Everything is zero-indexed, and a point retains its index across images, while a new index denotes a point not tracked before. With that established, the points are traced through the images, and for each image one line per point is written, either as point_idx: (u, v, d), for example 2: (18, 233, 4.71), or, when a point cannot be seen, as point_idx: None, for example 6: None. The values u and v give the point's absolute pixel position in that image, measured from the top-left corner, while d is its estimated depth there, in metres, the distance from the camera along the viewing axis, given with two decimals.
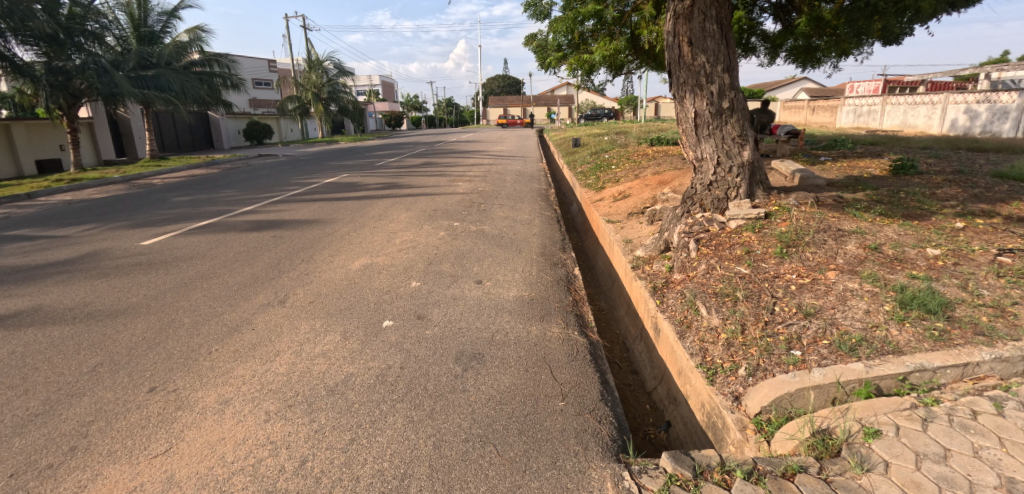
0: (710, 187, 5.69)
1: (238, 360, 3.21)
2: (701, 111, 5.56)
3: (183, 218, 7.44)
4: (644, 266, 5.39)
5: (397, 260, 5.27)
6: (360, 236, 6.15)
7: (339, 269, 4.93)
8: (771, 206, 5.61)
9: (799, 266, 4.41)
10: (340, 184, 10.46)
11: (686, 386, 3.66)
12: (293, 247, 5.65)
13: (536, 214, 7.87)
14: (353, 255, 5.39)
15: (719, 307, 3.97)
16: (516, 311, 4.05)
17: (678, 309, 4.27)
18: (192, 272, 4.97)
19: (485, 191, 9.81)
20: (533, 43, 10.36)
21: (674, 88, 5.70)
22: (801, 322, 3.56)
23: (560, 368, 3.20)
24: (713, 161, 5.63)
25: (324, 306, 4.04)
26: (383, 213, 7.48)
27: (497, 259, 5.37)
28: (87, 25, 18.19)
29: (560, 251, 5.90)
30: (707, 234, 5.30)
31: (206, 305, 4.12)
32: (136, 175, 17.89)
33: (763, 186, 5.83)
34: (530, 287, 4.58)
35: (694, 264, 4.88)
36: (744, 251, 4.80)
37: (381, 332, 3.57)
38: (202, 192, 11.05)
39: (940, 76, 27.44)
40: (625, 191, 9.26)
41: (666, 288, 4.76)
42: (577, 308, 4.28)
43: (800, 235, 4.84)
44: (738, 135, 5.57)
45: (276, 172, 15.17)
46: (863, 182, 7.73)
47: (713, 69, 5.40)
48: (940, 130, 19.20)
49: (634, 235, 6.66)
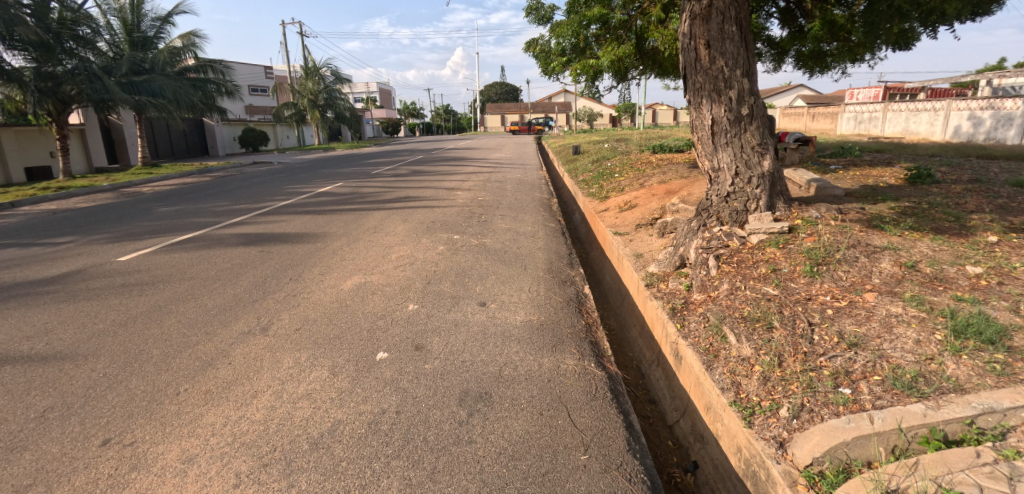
0: (728, 199, 5.31)
1: (209, 403, 2.84)
2: (719, 118, 5.21)
3: (166, 231, 7.04)
4: (659, 285, 5.01)
5: (393, 278, 4.89)
6: (354, 251, 5.77)
7: (330, 289, 4.55)
8: (793, 219, 5.23)
9: (832, 287, 4.04)
10: (334, 194, 10.07)
11: (716, 424, 3.25)
12: (280, 264, 5.27)
13: (539, 225, 7.51)
14: (346, 273, 5.00)
15: (749, 334, 3.59)
16: (524, 338, 3.66)
17: (702, 335, 3.88)
18: (170, 294, 4.58)
19: (485, 201, 9.45)
20: (535, 48, 10.00)
21: (691, 93, 5.34)
22: (845, 354, 3.18)
23: (578, 410, 2.81)
24: (731, 171, 5.27)
25: (311, 334, 3.64)
26: (379, 226, 7.09)
27: (500, 277, 4.98)
28: (78, 29, 17.80)
29: (568, 267, 5.52)
30: (727, 249, 4.92)
31: (179, 334, 3.73)
32: (125, 184, 17.46)
33: (784, 197, 5.47)
34: (539, 309, 4.20)
35: (715, 283, 4.51)
36: (769, 269, 4.42)
37: (373, 367, 3.17)
38: (190, 201, 10.66)
39: (939, 83, 27.38)
40: (631, 201, 8.89)
41: (685, 310, 4.37)
42: (592, 334, 3.90)
43: (830, 252, 4.46)
44: (758, 144, 5.22)
45: (270, 180, 14.79)
46: (881, 192, 7.38)
47: (732, 73, 5.06)
48: (943, 136, 19.03)
49: (645, 248, 6.29)
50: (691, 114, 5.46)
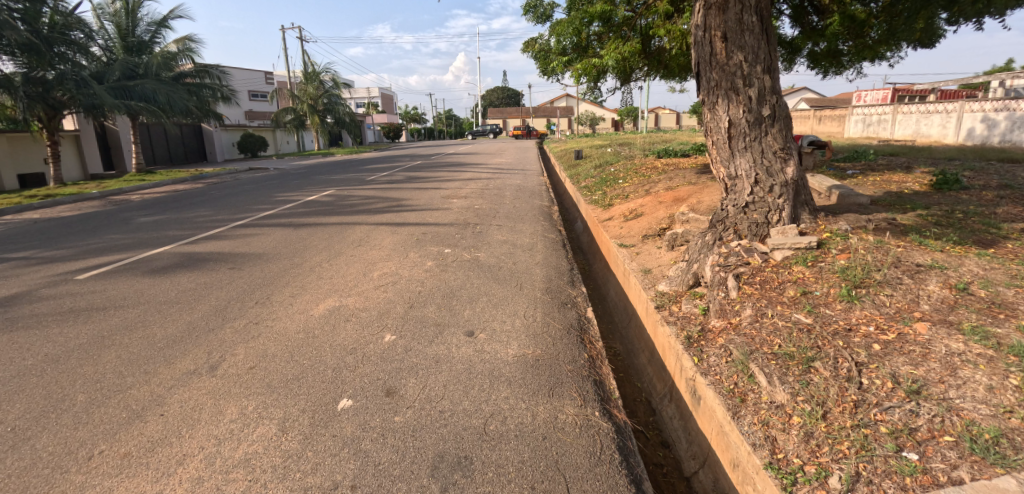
0: (747, 210, 4.76)
1: (123, 473, 2.29)
2: (736, 120, 4.67)
3: (135, 246, 6.52)
4: (671, 307, 4.45)
5: (372, 301, 4.34)
6: (332, 269, 5.24)
7: (299, 316, 4.01)
8: (821, 233, 4.68)
9: (875, 315, 3.49)
10: (322, 203, 9.58)
11: (745, 486, 2.70)
12: (248, 286, 4.75)
13: (538, 237, 6.97)
14: (320, 295, 4.46)
15: (783, 374, 3.04)
16: (516, 379, 3.10)
17: (725, 373, 3.33)
18: (119, 321, 4.05)
19: (481, 209, 8.94)
20: (534, 48, 9.46)
21: (705, 92, 4.80)
22: (907, 405, 2.62)
23: (582, 481, 2.27)
24: (750, 179, 4.73)
25: (264, 376, 3.09)
26: (364, 239, 6.57)
27: (493, 299, 4.43)
28: (70, 33, 17.37)
29: (569, 285, 4.97)
30: (748, 267, 4.35)
31: (114, 374, 3.20)
32: (115, 190, 16.96)
33: (809, 208, 4.92)
34: (535, 341, 3.65)
35: (735, 307, 3.96)
36: (799, 292, 3.87)
37: (333, 419, 2.64)
38: (173, 211, 10.15)
39: (949, 84, 26.82)
40: (637, 209, 8.33)
41: (703, 339, 3.81)
42: (595, 371, 3.36)
43: (868, 271, 3.90)
44: (781, 148, 4.69)
45: (261, 187, 14.32)
46: (908, 199, 6.82)
47: (752, 69, 4.52)
48: (957, 139, 18.42)
49: (653, 263, 5.73)
50: (705, 115, 4.91)
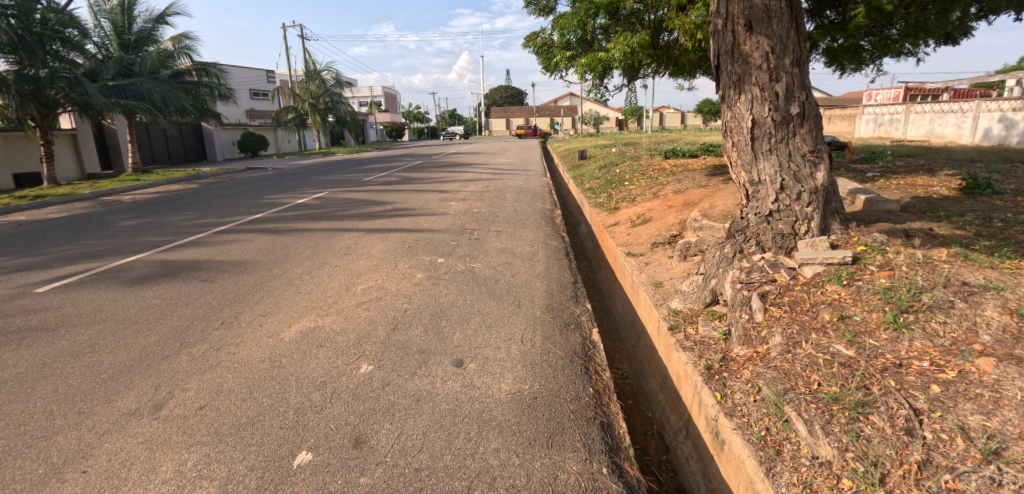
0: (770, 220, 4.29)
1: None
2: (760, 119, 4.19)
3: (106, 256, 6.08)
4: (686, 329, 3.96)
5: (351, 321, 3.87)
6: (312, 281, 4.78)
7: (266, 340, 3.54)
8: (854, 246, 4.20)
9: (927, 347, 3.01)
10: (313, 206, 9.13)
11: None
12: (216, 303, 4.30)
13: (539, 244, 6.52)
14: (294, 314, 4.00)
15: (827, 423, 2.57)
16: (509, 425, 2.62)
17: (755, 415, 2.85)
18: (66, 345, 3.60)
19: (479, 213, 8.48)
20: (535, 42, 8.97)
21: (725, 88, 4.33)
22: (985, 471, 2.14)
23: None
24: (774, 184, 4.26)
25: (212, 421, 2.63)
26: (351, 247, 6.12)
27: (487, 318, 3.97)
28: (64, 31, 16.89)
29: (573, 302, 4.49)
30: (774, 285, 3.87)
31: (41, 416, 2.74)
32: (108, 191, 16.52)
33: (839, 217, 4.43)
34: (533, 372, 3.18)
35: (762, 333, 3.48)
36: (835, 317, 3.39)
37: (284, 483, 2.18)
38: (158, 214, 9.71)
39: (962, 83, 26.16)
40: (644, 213, 7.84)
41: (726, 369, 3.33)
42: (602, 411, 2.89)
43: (914, 293, 3.42)
44: (810, 151, 4.22)
45: (254, 188, 13.89)
46: (939, 205, 6.32)
47: (779, 61, 4.05)
48: (973, 140, 17.84)
49: (664, 275, 5.27)
50: (725, 114, 4.44)
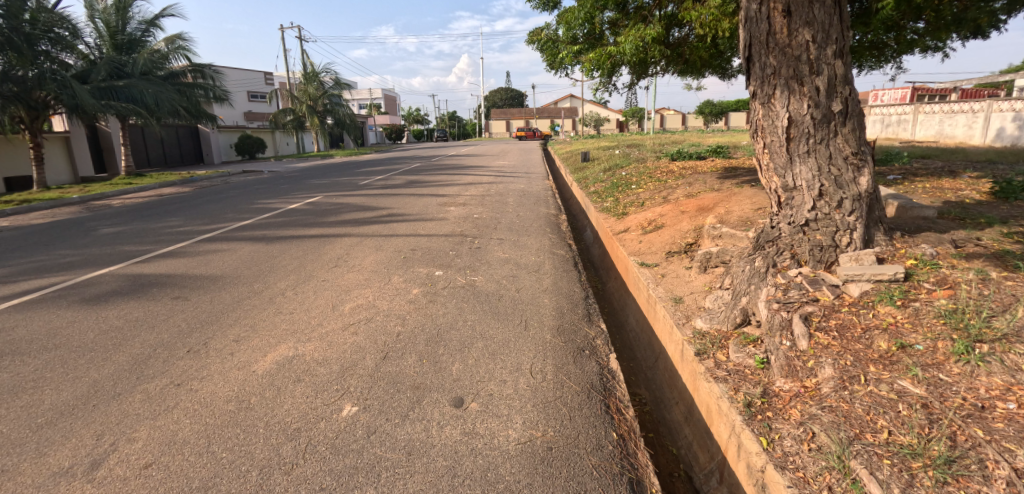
0: (807, 230, 3.84)
1: None
2: (798, 117, 3.74)
3: (75, 270, 5.63)
4: (716, 355, 3.49)
5: (336, 348, 3.39)
6: (296, 299, 4.31)
7: (235, 373, 3.08)
8: (902, 258, 3.74)
9: (1010, 384, 2.51)
10: (305, 211, 8.66)
11: None
12: (185, 326, 3.83)
13: (545, 253, 6.05)
14: (271, 340, 3.52)
15: (908, 486, 2.11)
16: (519, 489, 2.15)
17: (812, 469, 2.38)
18: (5, 380, 3.13)
19: (481, 219, 8.02)
20: (539, 38, 8.50)
21: (757, 83, 3.87)
22: None
23: None
24: (812, 190, 3.81)
25: (157, 485, 2.17)
26: (342, 257, 5.64)
27: (491, 343, 3.51)
28: (55, 31, 16.35)
29: (585, 322, 4.03)
30: (818, 305, 3.41)
31: None
32: (97, 195, 15.99)
33: (883, 226, 3.98)
34: (546, 414, 2.72)
35: (808, 363, 3.02)
36: (894, 346, 2.93)
37: None
38: (144, 220, 9.24)
39: (970, 83, 25.70)
40: (656, 219, 7.36)
41: (769, 408, 2.86)
42: (632, 463, 2.42)
43: (988, 315, 2.94)
44: (853, 153, 3.78)
45: (247, 192, 13.43)
46: (977, 211, 5.84)
47: (821, 52, 3.61)
48: (984, 140, 17.31)
49: (684, 288, 4.80)
50: (756, 112, 3.99)
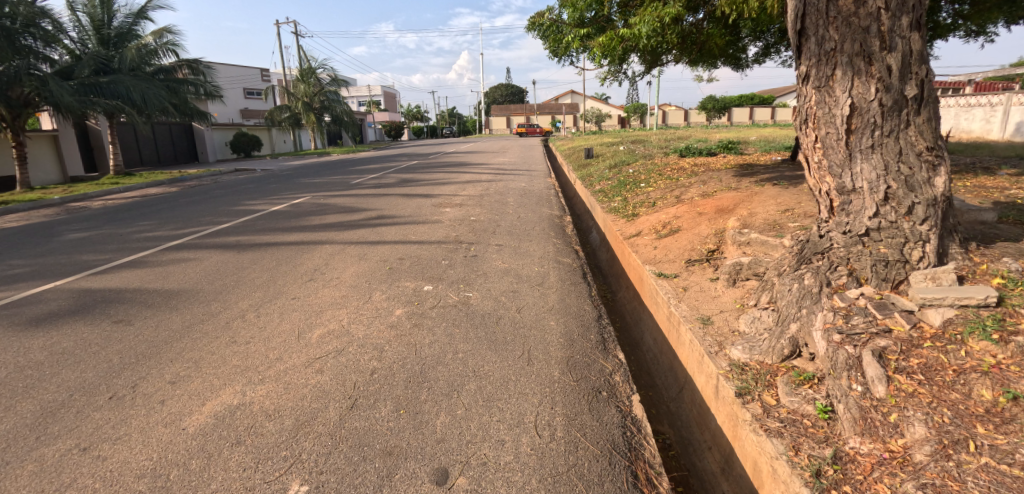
0: (867, 241, 3.19)
1: None
2: (861, 102, 3.10)
3: (15, 285, 4.95)
4: (764, 396, 2.82)
5: (293, 394, 2.72)
6: (257, 324, 3.65)
7: (159, 433, 2.41)
8: (985, 278, 3.06)
9: None
10: (289, 213, 8.01)
11: None
12: (115, 362, 3.14)
13: (550, 262, 5.39)
14: (215, 382, 2.86)
15: None
16: None
17: None
18: None
19: (478, 222, 7.36)
20: (542, 22, 7.86)
21: (813, 61, 3.23)
22: None
23: None
24: (874, 191, 3.17)
25: None
26: (319, 270, 4.98)
27: (488, 385, 2.84)
28: (38, 25, 15.62)
29: (600, 352, 3.36)
30: (891, 337, 2.75)
31: None
32: (79, 196, 15.32)
33: (956, 237, 3.31)
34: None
35: (890, 418, 2.37)
36: (1004, 397, 2.25)
37: None
38: (116, 224, 8.57)
39: (985, 75, 24.80)
40: (671, 222, 6.69)
41: (846, 480, 2.20)
42: None
43: None
44: (927, 148, 3.13)
45: (234, 192, 12.74)
46: None
47: (894, 23, 2.99)
48: (1003, 136, 16.28)
49: (711, 305, 4.14)
50: (808, 99, 3.36)
